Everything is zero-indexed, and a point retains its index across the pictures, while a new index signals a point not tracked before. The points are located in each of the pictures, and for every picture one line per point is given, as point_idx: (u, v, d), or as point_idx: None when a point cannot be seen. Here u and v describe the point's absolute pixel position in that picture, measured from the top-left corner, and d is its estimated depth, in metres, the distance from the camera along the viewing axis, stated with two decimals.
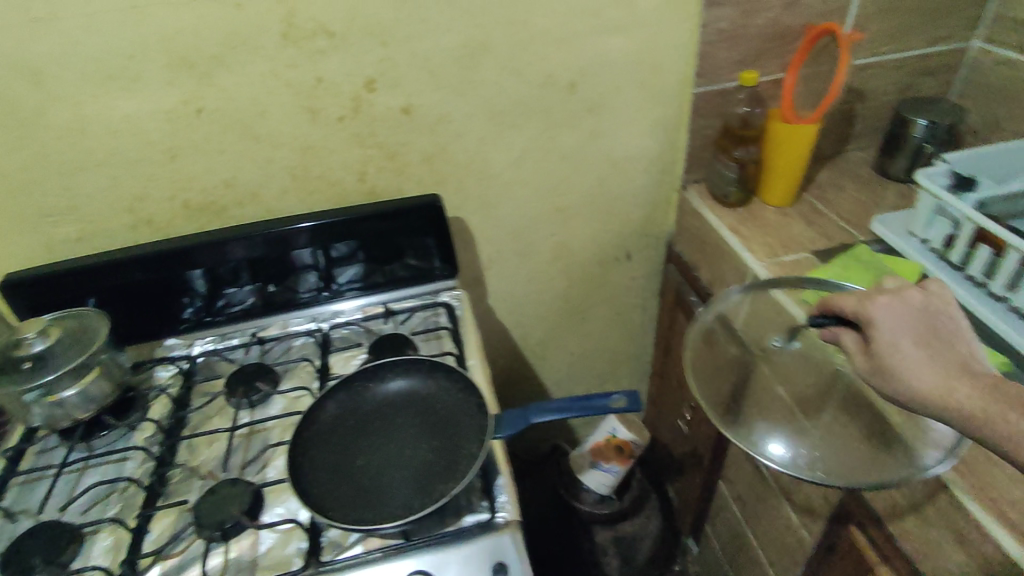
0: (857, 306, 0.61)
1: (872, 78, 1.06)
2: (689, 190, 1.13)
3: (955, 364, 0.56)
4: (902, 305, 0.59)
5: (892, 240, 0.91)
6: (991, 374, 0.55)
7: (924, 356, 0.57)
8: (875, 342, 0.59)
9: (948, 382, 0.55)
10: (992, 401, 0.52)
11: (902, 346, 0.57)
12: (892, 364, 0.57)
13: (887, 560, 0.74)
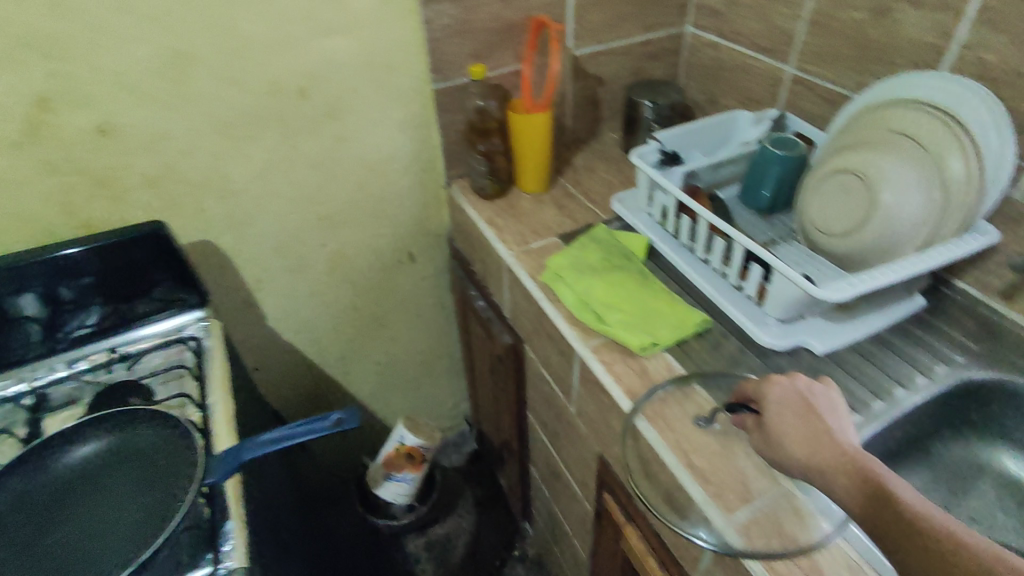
0: (759, 384, 0.64)
1: (604, 64, 1.13)
2: (453, 186, 1.13)
3: (821, 431, 0.57)
4: (791, 389, 0.62)
5: (627, 216, 0.97)
6: (854, 446, 0.55)
7: (799, 426, 0.58)
8: (772, 421, 0.60)
9: (819, 458, 0.55)
10: (853, 478, 0.52)
11: (785, 422, 0.59)
12: (787, 445, 0.58)
13: (633, 518, 0.80)
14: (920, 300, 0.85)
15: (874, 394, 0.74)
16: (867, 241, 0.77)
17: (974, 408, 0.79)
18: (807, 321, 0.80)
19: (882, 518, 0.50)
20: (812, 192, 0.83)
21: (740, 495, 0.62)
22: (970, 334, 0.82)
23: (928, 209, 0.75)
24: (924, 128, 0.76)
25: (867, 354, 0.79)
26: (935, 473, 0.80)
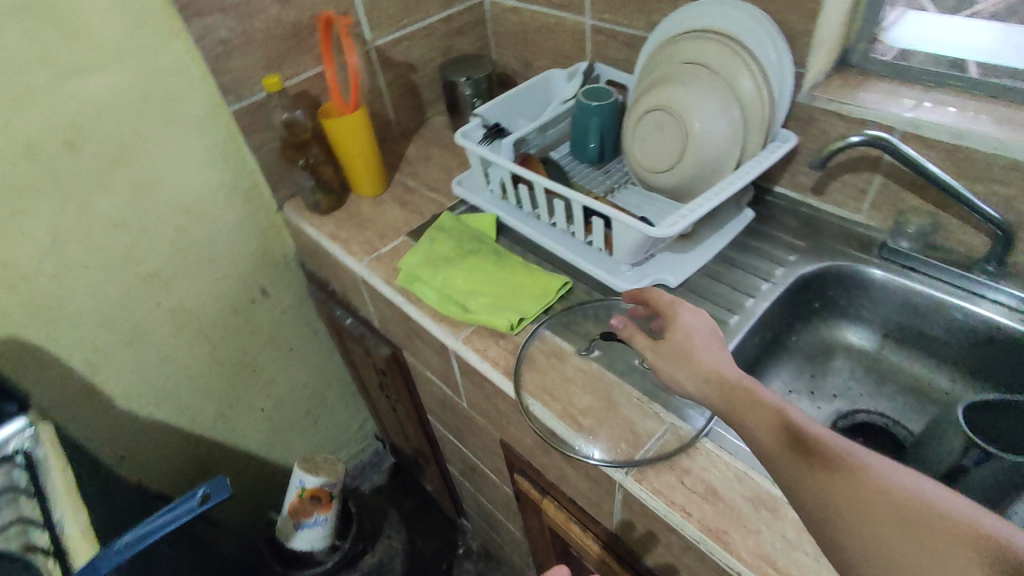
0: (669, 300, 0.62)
1: (409, 48, 1.10)
2: (286, 208, 1.06)
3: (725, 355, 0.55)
4: (702, 317, 0.60)
5: (471, 197, 0.97)
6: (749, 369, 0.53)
7: (701, 345, 0.57)
8: (678, 332, 0.58)
9: (721, 367, 0.53)
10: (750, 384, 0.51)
11: (691, 336, 0.57)
12: (694, 356, 0.55)
13: (547, 491, 0.80)
14: (749, 212, 0.92)
15: (731, 311, 0.79)
16: (689, 168, 0.83)
17: (815, 297, 0.86)
18: (656, 260, 0.84)
19: (841, 514, 0.41)
20: (636, 131, 0.88)
21: (631, 441, 0.64)
22: (796, 232, 0.90)
23: (734, 128, 0.81)
24: (712, 54, 0.82)
25: (716, 275, 0.85)
26: (797, 364, 0.87)
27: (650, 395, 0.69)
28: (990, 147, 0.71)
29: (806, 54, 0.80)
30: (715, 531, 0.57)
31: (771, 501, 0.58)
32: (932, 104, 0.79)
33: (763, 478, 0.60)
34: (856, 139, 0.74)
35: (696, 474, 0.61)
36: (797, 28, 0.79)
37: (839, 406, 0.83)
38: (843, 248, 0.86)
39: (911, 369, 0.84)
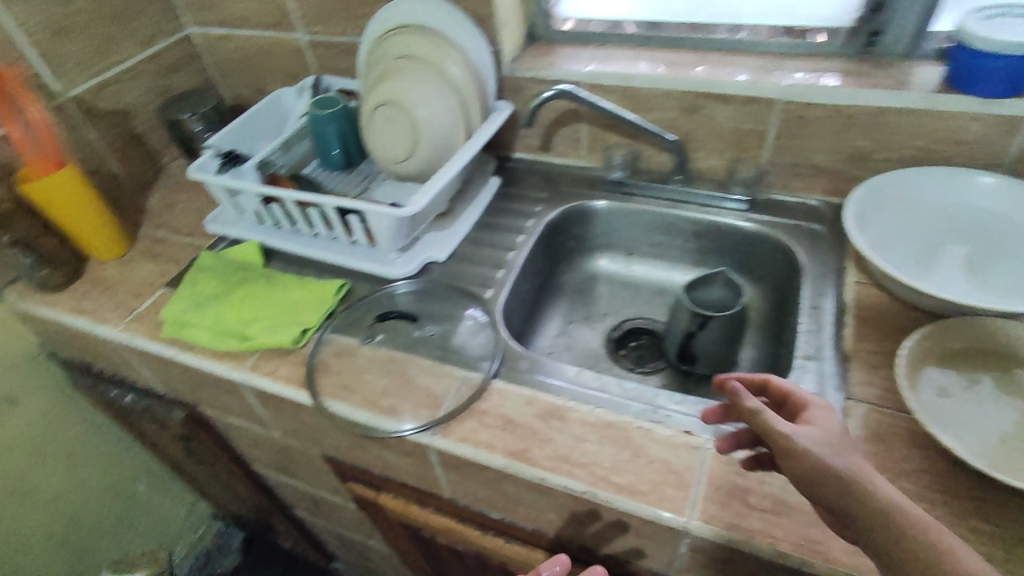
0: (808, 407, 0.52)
1: (118, 95, 1.03)
2: (12, 294, 0.92)
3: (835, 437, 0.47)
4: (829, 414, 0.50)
5: (229, 230, 0.93)
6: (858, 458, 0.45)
7: (814, 435, 0.47)
8: (824, 431, 0.48)
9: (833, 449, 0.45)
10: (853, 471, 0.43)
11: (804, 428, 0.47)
12: (815, 450, 0.45)
13: (381, 486, 0.81)
14: (496, 179, 1.02)
15: (495, 267, 0.87)
16: (428, 150, 0.90)
17: (567, 237, 0.98)
18: (422, 240, 0.90)
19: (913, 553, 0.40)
20: (371, 127, 0.91)
21: (431, 405, 0.69)
22: (538, 186, 1.01)
23: (456, 110, 0.89)
24: (419, 47, 0.89)
25: (478, 241, 0.93)
26: (568, 299, 0.98)
27: (440, 360, 0.74)
28: (650, 83, 0.88)
29: (496, 33, 0.92)
30: (517, 452, 0.64)
31: (557, 411, 0.67)
32: (604, 57, 0.94)
33: (547, 395, 0.69)
34: (550, 93, 0.86)
35: (493, 412, 0.68)
36: (481, 12, 0.90)
37: (609, 322, 0.96)
38: (576, 190, 0.99)
39: (653, 275, 1.00)
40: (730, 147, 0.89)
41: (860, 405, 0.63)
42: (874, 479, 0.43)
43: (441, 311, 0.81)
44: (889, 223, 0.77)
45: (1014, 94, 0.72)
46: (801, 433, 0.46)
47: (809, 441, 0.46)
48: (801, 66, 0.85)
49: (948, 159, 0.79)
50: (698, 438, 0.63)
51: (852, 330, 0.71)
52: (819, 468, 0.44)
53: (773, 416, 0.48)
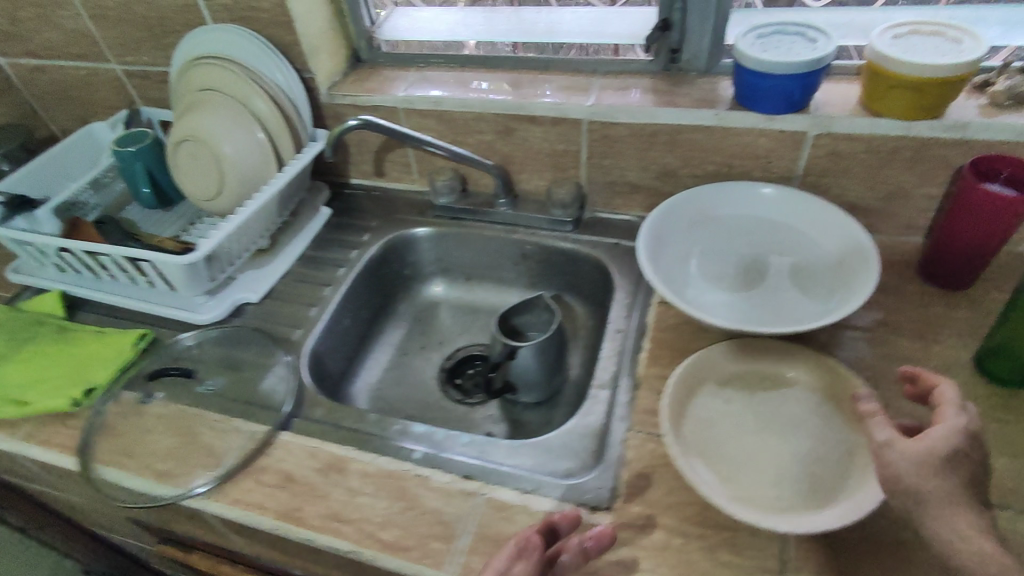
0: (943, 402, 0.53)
1: None
2: None
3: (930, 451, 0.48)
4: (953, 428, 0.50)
5: (33, 281, 0.87)
6: (937, 469, 0.48)
7: (907, 449, 0.49)
8: (925, 442, 0.49)
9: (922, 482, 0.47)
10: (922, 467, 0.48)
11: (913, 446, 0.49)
12: (895, 465, 0.48)
13: (189, 546, 0.77)
14: (326, 209, 0.98)
15: (309, 305, 0.84)
16: (235, 187, 0.84)
17: (399, 266, 0.95)
18: (237, 280, 0.86)
19: None
20: (175, 164, 0.85)
21: (210, 464, 0.65)
22: (371, 213, 0.98)
23: (264, 144, 0.85)
24: (222, 78, 0.84)
25: (299, 277, 0.89)
26: (407, 329, 0.95)
27: (228, 414, 0.70)
28: (462, 107, 0.85)
29: (306, 59, 0.87)
30: (288, 513, 0.61)
31: (338, 463, 0.64)
32: (422, 78, 0.91)
33: (332, 445, 0.66)
34: (352, 122, 0.81)
35: (273, 468, 0.65)
36: (284, 38, 0.86)
37: (444, 351, 0.93)
38: (406, 216, 0.96)
39: (490, 300, 0.98)
40: (549, 168, 0.88)
41: (637, 436, 0.63)
42: (942, 517, 0.47)
43: (244, 358, 0.77)
44: (694, 238, 0.75)
45: (794, 110, 0.73)
46: (893, 442, 0.49)
47: (896, 456, 0.49)
48: (608, 83, 0.84)
49: (744, 173, 0.79)
50: (473, 483, 0.62)
51: (646, 355, 0.71)
52: (890, 475, 0.48)
53: (876, 423, 0.51)
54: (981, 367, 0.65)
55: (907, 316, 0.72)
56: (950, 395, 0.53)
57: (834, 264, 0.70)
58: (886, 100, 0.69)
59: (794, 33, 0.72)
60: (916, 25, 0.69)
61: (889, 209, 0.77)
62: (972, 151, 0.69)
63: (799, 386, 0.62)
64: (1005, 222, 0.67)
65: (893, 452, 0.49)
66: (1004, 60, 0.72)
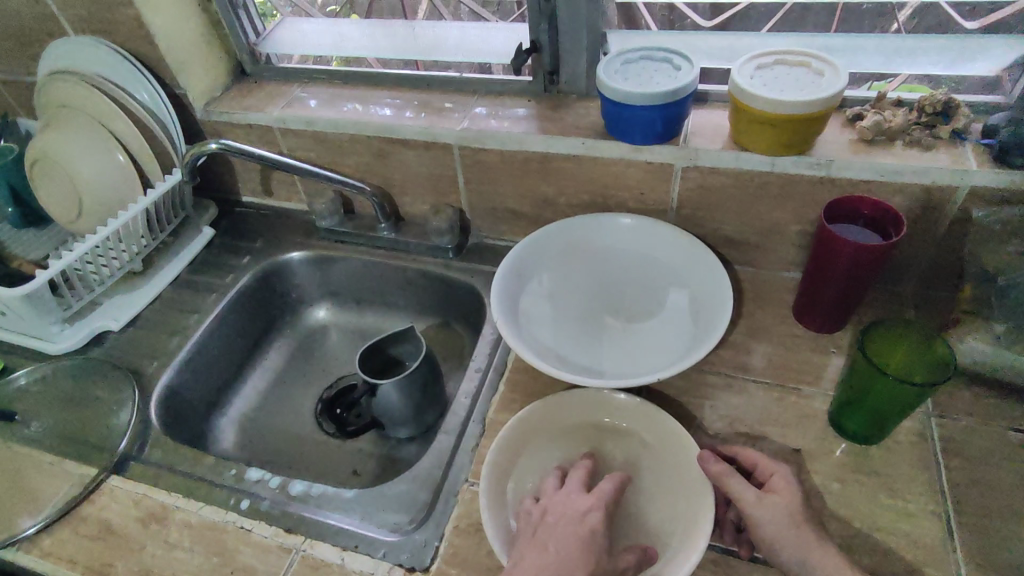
0: (763, 465, 0.55)
1: None
2: None
3: (792, 508, 0.51)
4: (789, 483, 0.53)
5: None
6: (805, 519, 0.50)
7: (774, 507, 0.51)
8: (785, 498, 0.52)
9: (792, 532, 0.50)
10: (795, 524, 0.50)
11: (768, 504, 0.51)
12: (772, 530, 0.50)
13: None
14: (209, 230, 0.94)
15: (172, 335, 0.81)
16: (98, 212, 0.82)
17: (281, 291, 0.93)
18: (101, 306, 0.83)
19: None
20: (39, 187, 0.84)
21: (27, 511, 0.62)
22: (257, 233, 0.95)
23: (127, 167, 0.82)
24: (81, 95, 0.81)
25: (170, 302, 0.86)
26: (290, 355, 0.93)
27: (60, 455, 0.67)
28: (334, 127, 0.82)
29: (173, 74, 0.84)
30: (97, 568, 0.58)
31: (161, 513, 0.62)
32: (302, 94, 0.88)
33: (159, 493, 0.63)
34: (212, 146, 0.78)
35: (93, 518, 0.62)
36: (149, 53, 0.82)
37: (327, 381, 0.91)
38: (291, 238, 0.93)
39: (378, 325, 0.96)
40: (430, 192, 0.86)
41: (470, 489, 0.61)
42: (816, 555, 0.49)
43: (93, 393, 0.74)
44: (564, 272, 0.75)
45: (661, 141, 0.69)
46: (761, 498, 0.51)
47: (762, 516, 0.51)
48: (485, 104, 0.81)
49: (620, 204, 0.77)
50: (294, 538, 0.59)
51: (499, 398, 0.68)
52: (768, 539, 0.50)
53: (736, 487, 0.52)
54: (839, 426, 0.62)
55: (772, 360, 0.69)
56: (758, 457, 0.56)
57: (694, 297, 0.70)
58: (749, 134, 0.66)
59: (659, 59, 0.69)
60: (781, 54, 0.66)
61: (766, 243, 0.75)
62: (838, 190, 0.67)
63: (638, 444, 0.60)
64: (864, 271, 0.62)
65: (765, 511, 0.51)
66: (880, 92, 0.68)
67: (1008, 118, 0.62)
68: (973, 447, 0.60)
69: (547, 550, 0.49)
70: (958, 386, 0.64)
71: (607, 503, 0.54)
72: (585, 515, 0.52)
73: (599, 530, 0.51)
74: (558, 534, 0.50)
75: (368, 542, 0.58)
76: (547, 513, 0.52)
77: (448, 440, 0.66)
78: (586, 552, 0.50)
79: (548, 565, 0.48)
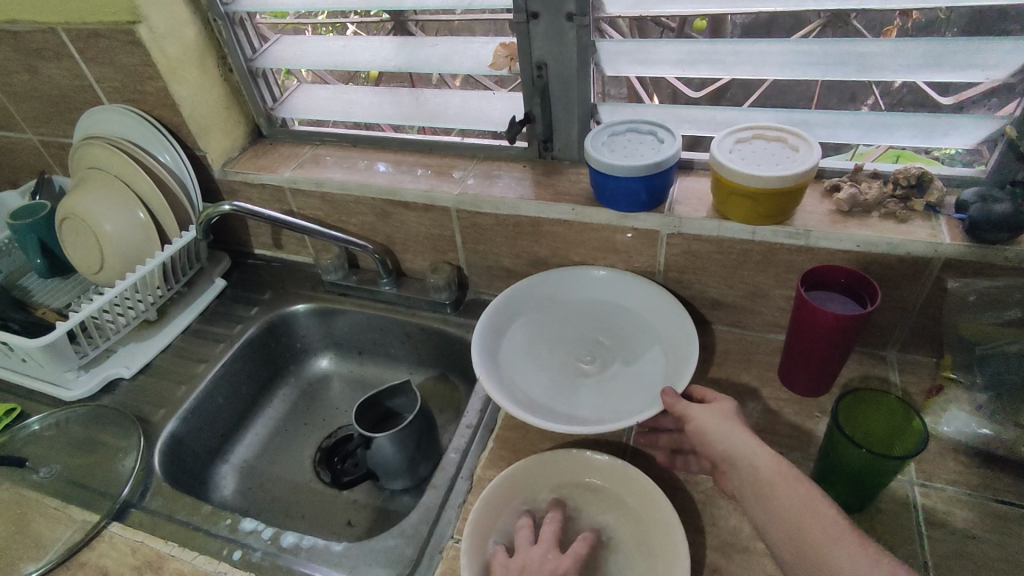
0: (705, 391, 0.63)
1: None
2: None
3: (725, 410, 0.57)
4: (724, 399, 0.59)
5: None
6: (736, 420, 0.56)
7: (709, 408, 0.57)
8: (718, 403, 0.58)
9: (723, 426, 0.55)
10: (725, 419, 0.56)
11: (704, 407, 0.58)
12: (702, 418, 0.56)
13: None
14: (220, 281, 0.99)
15: (179, 383, 0.85)
16: (118, 264, 0.87)
17: (286, 343, 0.97)
18: (116, 354, 0.87)
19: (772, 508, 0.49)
20: (66, 242, 0.89)
21: (30, 556, 0.65)
22: (266, 285, 1.00)
23: (147, 223, 0.88)
24: (109, 159, 0.88)
25: (181, 351, 0.90)
26: (292, 403, 0.96)
27: (66, 500, 0.70)
28: (340, 188, 0.88)
29: (195, 139, 0.91)
30: None
31: (156, 561, 0.64)
32: (314, 157, 0.94)
33: (156, 540, 0.66)
34: (226, 208, 0.83)
35: (91, 564, 0.64)
36: (173, 120, 0.89)
37: (326, 430, 0.93)
38: (298, 290, 0.98)
39: (374, 368, 0.99)
40: (430, 249, 0.90)
41: (455, 547, 0.62)
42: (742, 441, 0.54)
43: (101, 438, 0.77)
44: (543, 323, 0.79)
45: (647, 209, 0.73)
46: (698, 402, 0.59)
47: (697, 412, 0.57)
48: (483, 169, 0.86)
49: (610, 267, 0.81)
50: None
51: (487, 454, 0.70)
52: (699, 429, 0.56)
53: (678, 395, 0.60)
54: (822, 495, 0.61)
55: (755, 422, 0.70)
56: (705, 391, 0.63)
57: (667, 342, 0.74)
58: (730, 205, 0.69)
59: (644, 132, 0.74)
60: (759, 129, 0.70)
61: (752, 306, 0.77)
62: (816, 258, 0.69)
63: (618, 508, 0.61)
64: (841, 339, 0.63)
65: (699, 410, 0.58)
66: (857, 164, 0.72)
67: (978, 193, 0.64)
68: (957, 518, 0.59)
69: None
70: (943, 453, 0.64)
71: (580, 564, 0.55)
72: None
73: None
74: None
75: None
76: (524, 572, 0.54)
77: (435, 494, 0.67)
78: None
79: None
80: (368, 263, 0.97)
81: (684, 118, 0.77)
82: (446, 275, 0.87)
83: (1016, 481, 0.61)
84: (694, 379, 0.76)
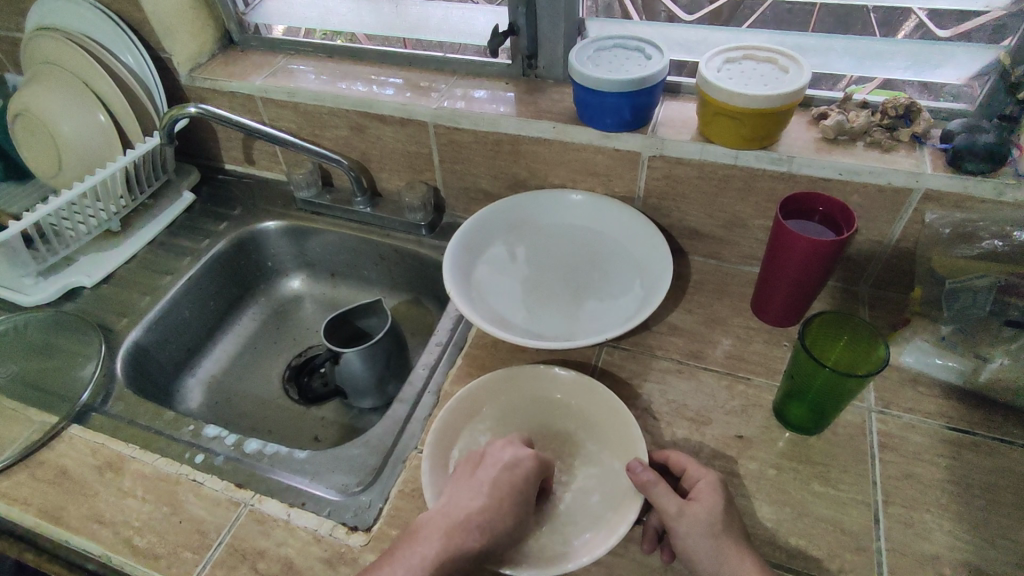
0: (691, 466, 0.55)
1: None
2: None
3: (713, 519, 0.50)
4: (714, 490, 0.52)
5: None
6: (727, 524, 0.50)
7: (695, 512, 0.50)
8: (701, 506, 0.50)
9: (716, 535, 0.49)
10: (714, 529, 0.49)
11: (692, 511, 0.50)
12: (690, 525, 0.49)
13: None
14: (188, 196, 0.96)
15: (144, 294, 0.82)
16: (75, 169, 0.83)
17: (255, 259, 0.95)
18: (77, 262, 0.84)
19: None
20: (22, 142, 0.85)
21: None
22: (235, 201, 0.96)
23: (107, 127, 0.83)
24: (66, 54, 0.82)
25: (146, 262, 0.87)
26: (262, 322, 0.95)
27: (25, 402, 0.68)
28: (315, 99, 0.83)
29: (159, 39, 0.85)
30: (50, 511, 0.59)
31: (116, 462, 0.63)
32: (287, 66, 0.88)
33: (117, 443, 0.65)
34: (191, 110, 0.78)
35: (50, 463, 0.63)
36: (135, 15, 0.84)
37: (296, 349, 0.93)
38: (269, 207, 0.95)
39: (343, 290, 0.98)
40: (406, 168, 0.87)
41: (418, 456, 0.62)
42: (729, 561, 0.48)
43: (61, 344, 0.75)
44: (515, 246, 0.78)
45: (630, 129, 0.71)
46: (681, 508, 0.50)
47: (684, 520, 0.50)
48: (466, 84, 0.82)
49: (588, 191, 0.79)
50: (242, 492, 0.61)
51: (455, 370, 0.70)
52: (686, 534, 0.49)
53: (661, 493, 0.51)
54: (785, 419, 0.62)
55: (724, 349, 0.70)
56: (691, 463, 0.55)
57: (637, 266, 0.74)
58: (714, 126, 0.67)
59: (632, 49, 0.70)
60: (750, 50, 0.67)
61: (729, 236, 0.77)
62: (797, 186, 0.68)
63: (585, 426, 0.61)
64: (816, 267, 0.62)
65: (688, 514, 0.50)
66: (847, 92, 0.70)
67: (966, 124, 0.63)
68: (909, 443, 0.60)
69: (480, 497, 0.52)
70: (904, 382, 0.65)
71: (541, 460, 0.55)
72: (521, 466, 0.54)
73: (531, 482, 0.53)
74: (492, 483, 0.52)
75: (308, 497, 0.60)
76: (484, 455, 0.55)
77: (401, 408, 0.67)
78: (514, 500, 0.52)
79: (473, 509, 0.51)
80: (342, 182, 0.94)
81: (674, 40, 0.74)
82: (421, 195, 0.86)
83: (971, 411, 0.62)
84: (667, 306, 0.76)
